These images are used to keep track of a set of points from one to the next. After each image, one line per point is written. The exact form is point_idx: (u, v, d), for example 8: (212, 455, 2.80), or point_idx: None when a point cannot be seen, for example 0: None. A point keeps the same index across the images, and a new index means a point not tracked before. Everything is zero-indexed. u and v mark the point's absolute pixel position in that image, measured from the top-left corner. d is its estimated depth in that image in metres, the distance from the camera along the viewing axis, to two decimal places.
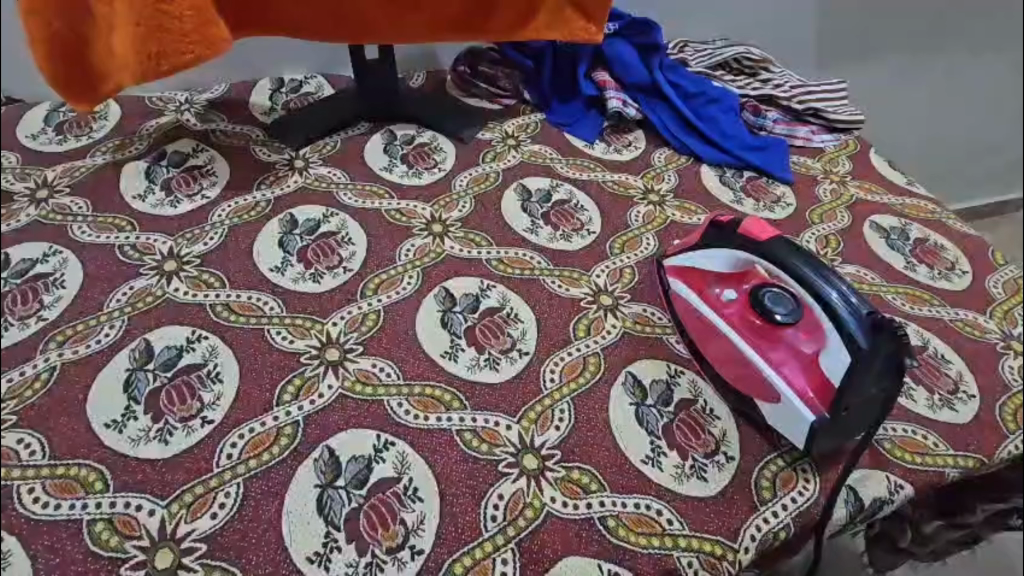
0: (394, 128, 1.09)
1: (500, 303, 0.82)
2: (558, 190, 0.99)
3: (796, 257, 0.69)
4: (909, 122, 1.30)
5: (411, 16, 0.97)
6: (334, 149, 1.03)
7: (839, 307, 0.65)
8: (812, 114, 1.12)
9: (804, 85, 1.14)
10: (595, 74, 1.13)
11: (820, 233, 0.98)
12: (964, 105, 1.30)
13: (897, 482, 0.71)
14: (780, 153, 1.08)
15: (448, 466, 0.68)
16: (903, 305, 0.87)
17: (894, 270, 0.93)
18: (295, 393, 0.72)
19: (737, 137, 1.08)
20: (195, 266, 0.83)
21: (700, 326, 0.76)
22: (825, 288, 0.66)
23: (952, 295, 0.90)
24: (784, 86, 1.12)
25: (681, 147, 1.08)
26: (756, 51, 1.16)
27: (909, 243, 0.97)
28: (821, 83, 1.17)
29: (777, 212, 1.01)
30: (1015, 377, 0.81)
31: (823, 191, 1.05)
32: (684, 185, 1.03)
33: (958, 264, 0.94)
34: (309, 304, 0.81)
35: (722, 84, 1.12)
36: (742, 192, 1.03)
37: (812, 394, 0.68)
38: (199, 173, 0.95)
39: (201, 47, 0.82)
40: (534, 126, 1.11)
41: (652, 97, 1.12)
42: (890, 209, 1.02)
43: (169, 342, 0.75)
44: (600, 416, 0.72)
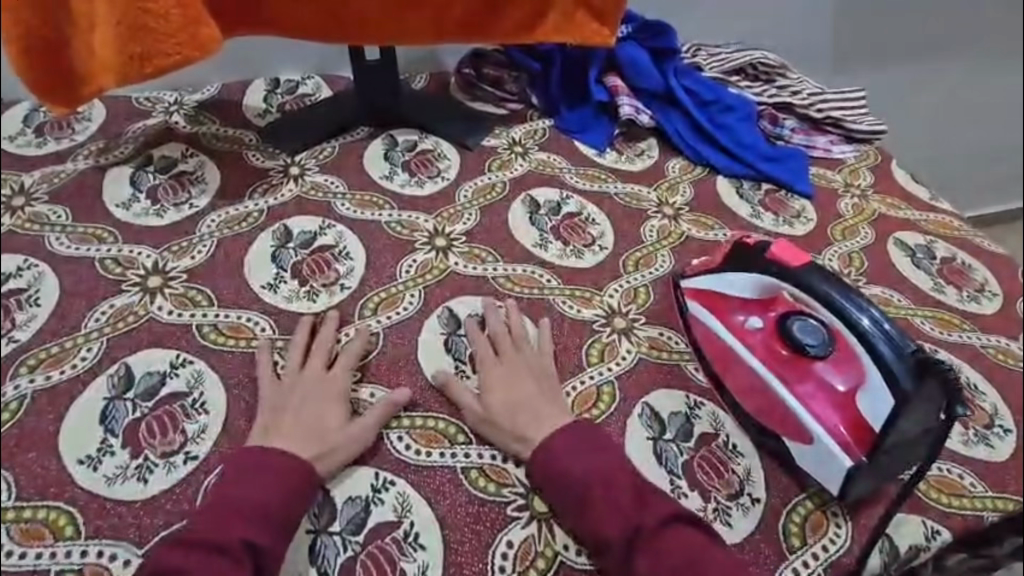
0: (393, 132, 1.05)
1: None
2: (568, 202, 0.94)
3: (829, 284, 0.66)
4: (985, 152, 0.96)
5: (413, 15, 0.92)
6: (332, 154, 0.99)
7: (874, 336, 0.62)
8: (832, 122, 1.04)
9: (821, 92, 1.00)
10: (606, 80, 1.10)
11: (842, 252, 0.94)
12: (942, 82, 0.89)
13: (934, 526, 0.66)
14: (798, 165, 1.05)
15: (452, 509, 0.65)
16: (934, 330, 0.84)
17: (924, 293, 0.89)
18: None
19: (755, 148, 1.05)
20: (181, 282, 0.78)
21: (723, 354, 0.72)
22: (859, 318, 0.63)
23: (983, 320, 0.87)
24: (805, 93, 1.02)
25: (695, 156, 1.06)
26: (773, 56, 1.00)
27: (935, 262, 0.94)
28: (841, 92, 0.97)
29: (796, 228, 0.98)
30: None
31: (846, 206, 1.01)
32: (700, 200, 1.00)
33: (987, 285, 0.92)
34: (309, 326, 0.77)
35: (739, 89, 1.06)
36: (760, 207, 1.01)
37: (848, 435, 0.63)
38: (189, 180, 0.92)
39: (189, 48, 0.79)
40: (542, 133, 1.08)
41: (663, 102, 1.10)
42: (914, 226, 0.99)
43: (151, 367, 0.70)
44: None
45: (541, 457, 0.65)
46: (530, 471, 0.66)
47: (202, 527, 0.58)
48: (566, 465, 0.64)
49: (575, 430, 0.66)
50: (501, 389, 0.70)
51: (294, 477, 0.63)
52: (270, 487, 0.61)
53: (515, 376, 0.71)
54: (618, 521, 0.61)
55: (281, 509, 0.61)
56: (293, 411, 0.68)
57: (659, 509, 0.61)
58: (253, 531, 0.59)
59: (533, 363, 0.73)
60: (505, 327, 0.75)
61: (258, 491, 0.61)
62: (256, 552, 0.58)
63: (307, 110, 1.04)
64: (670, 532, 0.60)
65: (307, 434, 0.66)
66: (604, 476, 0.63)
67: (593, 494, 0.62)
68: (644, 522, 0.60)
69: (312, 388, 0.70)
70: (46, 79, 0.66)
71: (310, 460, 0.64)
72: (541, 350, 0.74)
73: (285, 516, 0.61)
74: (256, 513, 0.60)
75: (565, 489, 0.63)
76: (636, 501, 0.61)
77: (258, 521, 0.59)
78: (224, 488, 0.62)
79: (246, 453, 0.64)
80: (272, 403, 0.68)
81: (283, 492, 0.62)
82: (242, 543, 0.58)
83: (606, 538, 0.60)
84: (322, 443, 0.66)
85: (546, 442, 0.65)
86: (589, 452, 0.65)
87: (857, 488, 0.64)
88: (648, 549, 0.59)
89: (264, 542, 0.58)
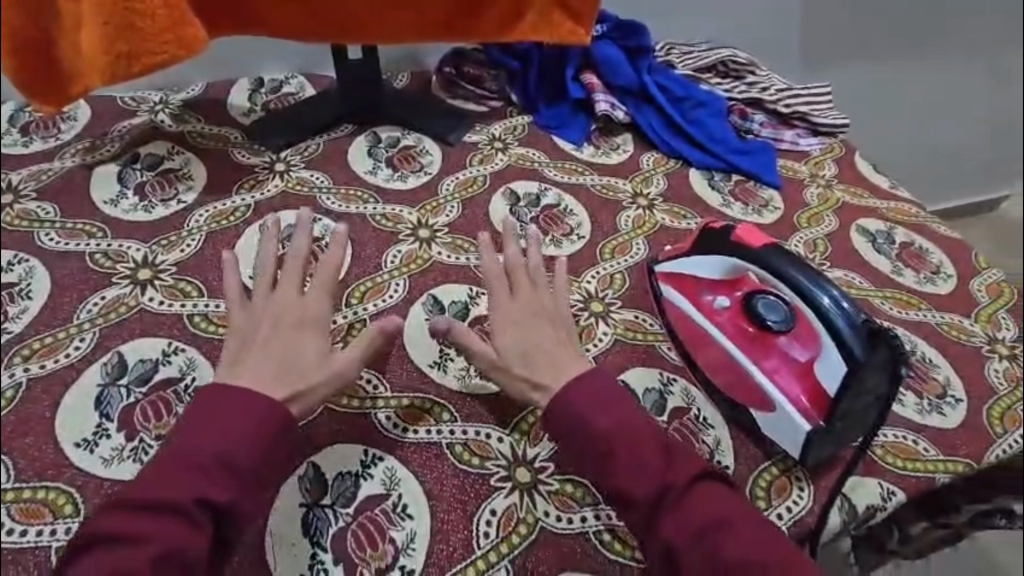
0: (377, 129, 1.08)
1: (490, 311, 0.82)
2: (547, 194, 0.98)
3: (788, 264, 0.71)
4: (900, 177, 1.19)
5: (396, 13, 0.96)
6: (317, 151, 1.02)
7: (831, 312, 0.67)
8: (801, 117, 1.13)
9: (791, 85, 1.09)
10: (582, 78, 1.14)
11: (807, 238, 1.00)
12: (939, 66, 0.92)
13: (890, 487, 0.71)
14: (766, 157, 1.11)
15: (438, 482, 0.68)
16: (892, 310, 0.89)
17: (882, 275, 0.96)
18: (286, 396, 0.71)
19: (724, 141, 1.10)
20: (171, 274, 0.81)
21: (694, 333, 0.75)
22: (817, 294, 0.68)
23: (938, 299, 0.92)
24: None
25: (669, 150, 1.12)
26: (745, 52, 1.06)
27: (894, 247, 1.00)
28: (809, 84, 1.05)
29: (765, 216, 1.03)
30: (1001, 381, 0.82)
31: (811, 195, 1.08)
32: (672, 190, 1.05)
33: (943, 268, 0.98)
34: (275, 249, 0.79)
35: None
36: (730, 196, 1.06)
37: (807, 402, 0.68)
38: (175, 176, 0.94)
39: (173, 47, 0.84)
40: (522, 129, 1.12)
41: (637, 99, 1.14)
42: (875, 213, 1.06)
43: (144, 355, 0.72)
44: None
45: (561, 410, 0.66)
46: (550, 420, 0.67)
47: (160, 485, 0.57)
48: (587, 419, 0.65)
49: (594, 385, 0.67)
50: (512, 333, 0.72)
51: (260, 431, 0.61)
52: (235, 443, 0.60)
53: (511, 323, 0.73)
54: (643, 479, 0.62)
55: (247, 464, 0.60)
56: (267, 338, 0.68)
57: (683, 466, 0.63)
58: (216, 489, 0.58)
59: (550, 307, 0.74)
60: (521, 262, 0.77)
61: (219, 445, 0.59)
62: (218, 509, 0.58)
63: (293, 108, 1.07)
64: (693, 489, 0.62)
65: (277, 363, 0.66)
66: (630, 434, 0.64)
67: (617, 450, 0.64)
68: (673, 481, 0.62)
69: (286, 318, 0.70)
70: (30, 81, 0.63)
71: (275, 409, 0.63)
72: (556, 289, 0.77)
73: (251, 471, 0.60)
74: (218, 470, 0.58)
75: (587, 442, 0.64)
76: (661, 460, 0.63)
77: (222, 478, 0.58)
78: (185, 439, 0.59)
79: (211, 401, 0.62)
80: (251, 336, 0.69)
81: (248, 447, 0.60)
82: (197, 502, 0.57)
83: (630, 493, 0.62)
84: (299, 375, 0.67)
85: (568, 393, 0.67)
86: (613, 409, 0.66)
87: (820, 452, 0.69)
88: (674, 504, 0.61)
89: (226, 500, 0.58)
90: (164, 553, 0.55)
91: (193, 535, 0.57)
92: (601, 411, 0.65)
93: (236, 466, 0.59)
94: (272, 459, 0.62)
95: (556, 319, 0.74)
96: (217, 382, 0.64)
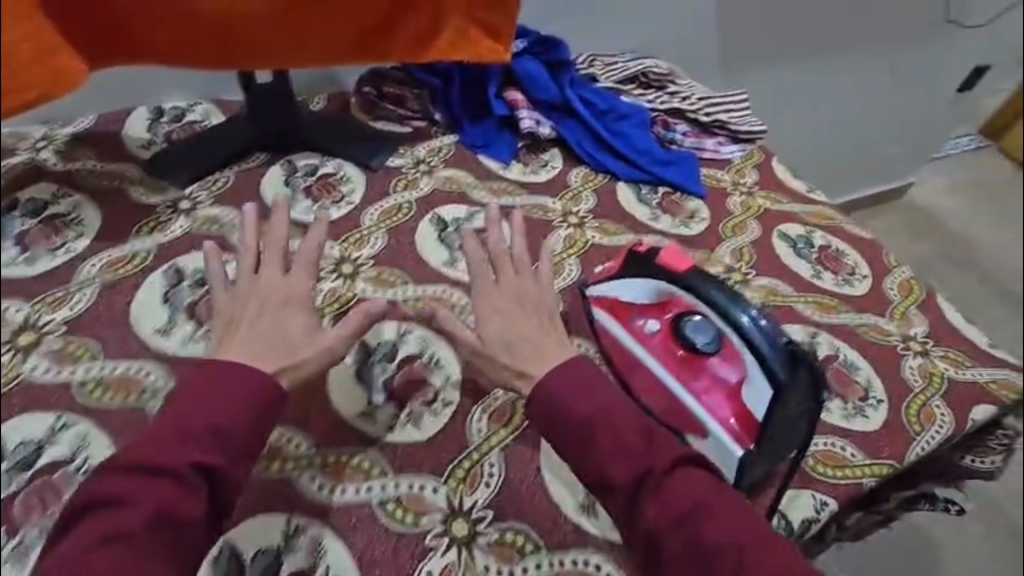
0: (293, 156, 1.03)
1: (420, 349, 0.83)
2: (474, 218, 0.97)
3: (710, 286, 0.73)
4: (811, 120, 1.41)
5: (306, 37, 0.91)
6: (227, 184, 0.96)
7: (750, 329, 0.70)
8: (718, 125, 1.20)
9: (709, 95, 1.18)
10: (505, 94, 1.12)
11: (734, 246, 1.02)
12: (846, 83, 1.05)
13: (822, 498, 0.74)
14: (690, 167, 1.13)
15: (367, 545, 0.70)
16: (813, 314, 0.93)
17: (803, 280, 0.99)
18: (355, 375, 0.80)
19: (648, 153, 1.11)
20: (58, 335, 0.76)
21: (625, 360, 0.75)
22: (736, 313, 0.71)
23: (858, 301, 0.97)
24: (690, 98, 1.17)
25: (597, 164, 1.10)
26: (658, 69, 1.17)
27: (813, 251, 1.04)
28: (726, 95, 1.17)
29: (692, 227, 1.05)
30: (916, 378, 0.86)
31: (733, 204, 1.11)
32: (601, 206, 1.05)
33: (858, 269, 1.02)
34: (257, 227, 0.81)
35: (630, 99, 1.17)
36: (658, 209, 1.07)
37: (736, 423, 0.69)
38: (61, 224, 0.82)
39: (48, 81, 0.72)
40: (447, 150, 1.09)
41: (562, 113, 1.13)
42: (795, 218, 1.10)
43: (25, 436, 0.67)
44: (525, 473, 0.75)
45: (541, 398, 0.67)
46: (532, 407, 0.69)
47: (155, 452, 0.60)
48: (568, 406, 0.66)
49: (574, 372, 0.68)
50: (498, 321, 0.74)
51: (249, 402, 0.64)
52: (226, 416, 0.62)
53: (493, 289, 0.76)
54: (627, 465, 0.62)
55: (238, 437, 0.62)
56: (256, 326, 0.70)
57: (664, 449, 0.63)
58: (209, 457, 0.61)
59: (533, 290, 0.77)
60: (507, 252, 0.79)
61: (212, 418, 0.62)
62: (210, 477, 0.61)
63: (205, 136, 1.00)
64: (675, 474, 0.62)
65: (272, 339, 0.69)
66: (609, 413, 0.65)
67: (598, 436, 0.64)
68: (654, 465, 0.62)
69: (272, 302, 0.73)
70: None
71: (266, 383, 0.65)
72: (542, 278, 0.79)
73: (240, 442, 0.62)
74: (208, 439, 0.61)
75: (567, 429, 0.65)
76: (642, 441, 0.63)
77: (213, 446, 0.61)
78: (177, 412, 0.62)
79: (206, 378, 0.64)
80: (241, 322, 0.70)
81: (240, 417, 0.63)
82: (192, 467, 0.60)
83: (613, 481, 0.63)
84: (290, 355, 0.70)
85: (547, 382, 0.68)
86: (594, 391, 0.67)
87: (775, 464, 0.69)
88: (655, 487, 0.62)
89: (218, 468, 0.61)
90: (158, 513, 0.58)
91: (187, 497, 0.60)
92: (581, 396, 0.66)
93: (227, 435, 0.62)
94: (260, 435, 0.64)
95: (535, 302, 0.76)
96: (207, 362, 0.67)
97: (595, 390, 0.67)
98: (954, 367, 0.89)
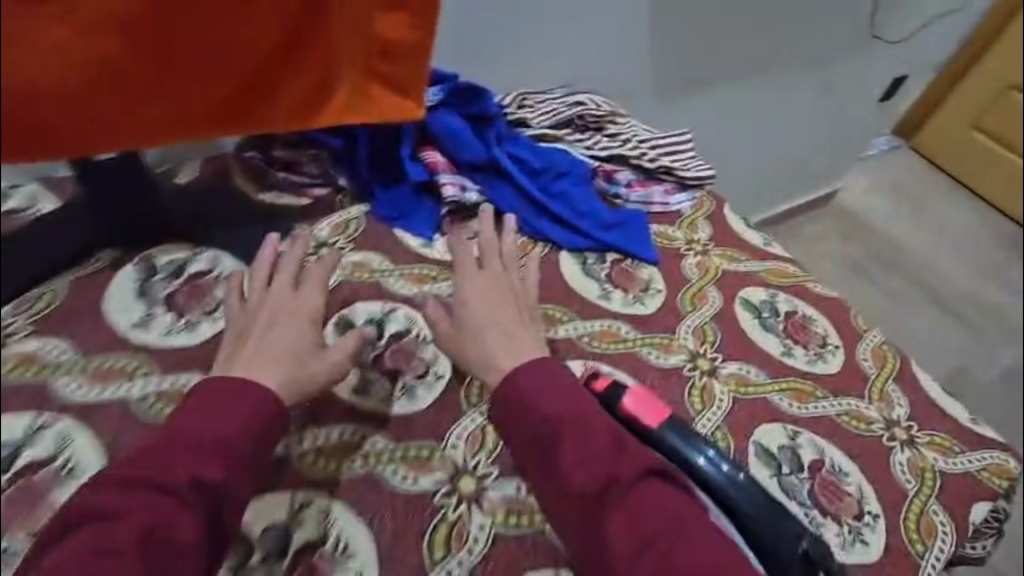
0: (153, 253, 0.75)
1: (323, 531, 0.69)
2: (391, 319, 0.84)
3: (675, 436, 0.72)
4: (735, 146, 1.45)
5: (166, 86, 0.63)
6: (53, 297, 0.64)
7: (709, 470, 0.69)
8: (664, 171, 1.10)
9: (650, 139, 1.12)
10: (421, 155, 0.94)
11: (695, 324, 0.89)
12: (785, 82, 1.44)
13: None
14: (639, 228, 0.99)
15: None
16: (790, 406, 0.81)
17: (773, 359, 0.87)
18: (315, 464, 0.73)
19: (592, 216, 0.97)
20: None
21: None
22: (697, 457, 0.70)
23: (832, 381, 0.86)
24: (631, 142, 1.10)
25: (534, 232, 0.95)
26: (598, 100, 1.12)
27: (780, 320, 0.93)
28: (665, 135, 1.16)
29: (648, 304, 0.91)
30: (910, 479, 0.77)
31: (689, 267, 0.98)
32: (544, 286, 0.90)
33: (828, 338, 0.92)
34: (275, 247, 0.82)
35: (565, 146, 1.04)
36: (608, 283, 0.92)
37: None
38: None
39: None
40: (354, 227, 0.91)
41: (489, 174, 0.96)
42: (755, 279, 0.99)
43: None
44: None
45: (511, 395, 0.72)
46: (503, 406, 0.73)
47: (158, 467, 0.61)
48: (536, 405, 0.70)
49: (549, 375, 0.72)
50: (482, 309, 0.80)
51: (255, 419, 0.67)
52: (231, 427, 0.65)
53: (484, 291, 0.82)
54: (585, 468, 0.65)
55: (240, 451, 0.65)
56: (266, 336, 0.74)
57: (629, 459, 0.65)
58: (207, 470, 0.62)
59: (512, 287, 0.83)
60: (493, 246, 0.87)
61: (219, 429, 0.65)
62: (210, 492, 0.62)
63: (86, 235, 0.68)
64: (640, 483, 0.64)
65: (287, 350, 0.74)
66: (577, 421, 0.68)
67: (560, 433, 0.68)
68: (618, 475, 0.64)
69: (282, 312, 0.77)
70: None
71: (272, 399, 0.69)
72: (525, 277, 0.86)
73: (243, 456, 0.65)
74: (216, 453, 0.63)
75: (536, 425, 0.69)
76: (607, 447, 0.66)
77: (214, 460, 0.63)
78: (185, 427, 0.65)
79: (216, 388, 0.68)
80: (253, 330, 0.75)
81: (245, 435, 0.66)
82: (190, 482, 0.61)
83: (573, 486, 0.65)
84: (303, 369, 0.74)
85: (519, 381, 0.72)
86: (564, 399, 0.70)
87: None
88: (617, 497, 0.63)
89: (219, 483, 0.63)
90: (154, 526, 0.59)
91: (179, 513, 0.60)
92: (556, 395, 0.71)
93: (230, 447, 0.64)
94: (263, 445, 0.67)
95: (516, 297, 0.82)
96: (221, 373, 0.71)
97: (569, 396, 0.71)
98: (943, 455, 0.80)
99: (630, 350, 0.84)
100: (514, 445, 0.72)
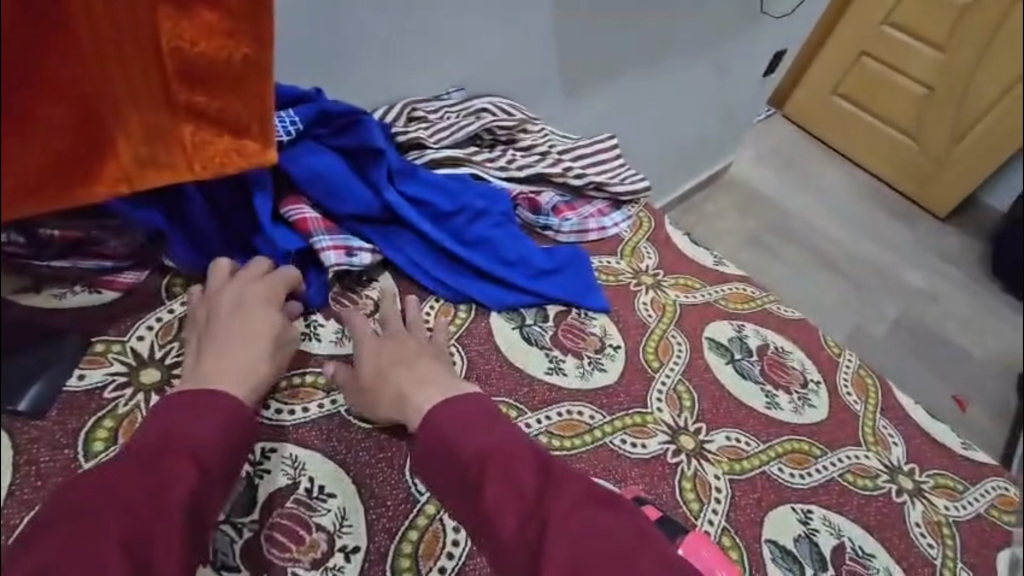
0: None
1: None
2: (270, 467, 0.58)
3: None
4: (658, 133, 1.19)
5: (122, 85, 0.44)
6: None
7: None
8: (594, 187, 0.88)
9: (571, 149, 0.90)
10: (285, 212, 0.68)
11: (666, 388, 0.72)
12: None
13: None
14: (581, 270, 0.79)
15: None
16: (790, 477, 0.69)
17: (758, 417, 0.73)
18: None
19: (523, 262, 0.76)
20: None
21: None
22: None
23: (825, 432, 0.74)
24: (552, 156, 0.87)
25: (453, 293, 0.73)
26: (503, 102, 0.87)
27: (755, 359, 0.79)
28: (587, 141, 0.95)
29: (608, 369, 0.72)
30: (931, 544, 0.68)
31: (644, 305, 0.80)
32: (479, 371, 0.69)
33: (808, 374, 0.79)
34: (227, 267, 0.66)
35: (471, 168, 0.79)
36: (556, 349, 0.72)
37: None
38: None
39: None
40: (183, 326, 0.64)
41: (384, 225, 0.73)
42: (717, 310, 0.83)
43: None
44: None
45: (431, 432, 0.56)
46: (418, 447, 0.57)
47: (126, 475, 0.48)
48: (458, 445, 0.55)
49: (476, 405, 0.57)
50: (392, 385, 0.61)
51: (235, 418, 0.54)
52: (205, 429, 0.52)
53: (424, 355, 0.64)
54: (514, 513, 0.51)
55: (219, 452, 0.52)
56: (232, 322, 0.61)
57: (563, 495, 0.52)
58: (186, 472, 0.49)
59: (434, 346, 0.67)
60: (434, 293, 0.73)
61: (192, 429, 0.52)
62: (191, 495, 0.49)
63: None
64: (576, 524, 0.50)
65: (254, 343, 0.60)
66: (506, 452, 0.54)
67: (484, 472, 0.53)
68: (548, 515, 0.50)
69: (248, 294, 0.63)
70: None
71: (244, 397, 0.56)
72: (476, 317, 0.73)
73: (222, 462, 0.52)
74: (189, 452, 0.50)
75: (458, 467, 0.54)
76: (536, 480, 0.52)
77: (192, 462, 0.50)
78: (144, 440, 0.51)
79: (181, 397, 0.54)
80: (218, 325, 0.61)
81: (224, 440, 0.53)
82: (166, 492, 0.48)
83: (502, 535, 0.51)
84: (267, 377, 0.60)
85: (436, 416, 0.57)
86: (490, 428, 0.56)
87: None
88: (554, 535, 0.49)
89: (197, 486, 0.49)
90: (134, 546, 0.45)
91: (158, 516, 0.47)
92: (482, 427, 0.56)
93: (205, 452, 0.51)
94: (244, 452, 0.54)
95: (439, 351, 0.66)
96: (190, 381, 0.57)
97: (500, 426, 0.56)
98: (951, 500, 0.73)
99: (601, 443, 0.66)
100: (433, 490, 0.57)
